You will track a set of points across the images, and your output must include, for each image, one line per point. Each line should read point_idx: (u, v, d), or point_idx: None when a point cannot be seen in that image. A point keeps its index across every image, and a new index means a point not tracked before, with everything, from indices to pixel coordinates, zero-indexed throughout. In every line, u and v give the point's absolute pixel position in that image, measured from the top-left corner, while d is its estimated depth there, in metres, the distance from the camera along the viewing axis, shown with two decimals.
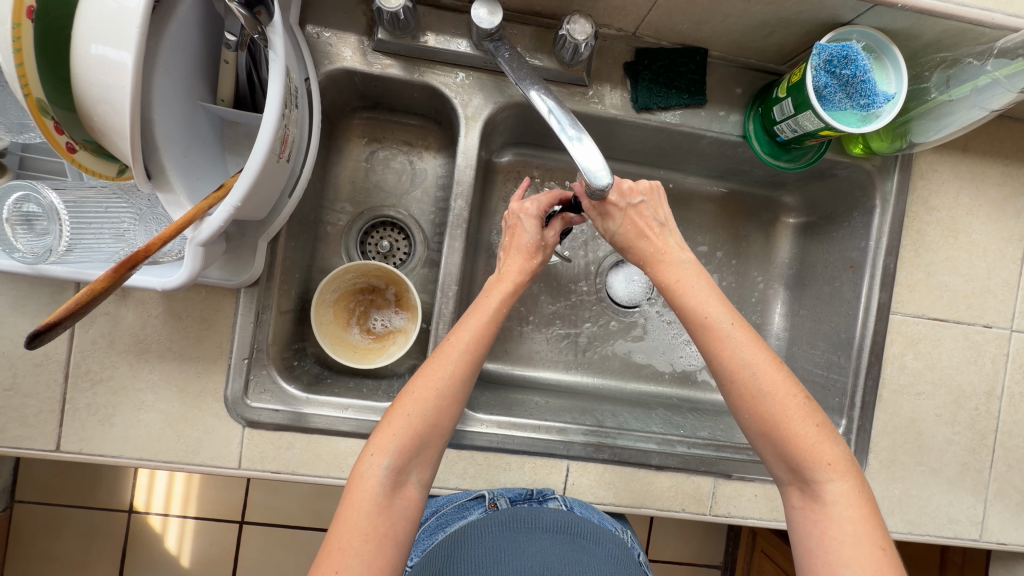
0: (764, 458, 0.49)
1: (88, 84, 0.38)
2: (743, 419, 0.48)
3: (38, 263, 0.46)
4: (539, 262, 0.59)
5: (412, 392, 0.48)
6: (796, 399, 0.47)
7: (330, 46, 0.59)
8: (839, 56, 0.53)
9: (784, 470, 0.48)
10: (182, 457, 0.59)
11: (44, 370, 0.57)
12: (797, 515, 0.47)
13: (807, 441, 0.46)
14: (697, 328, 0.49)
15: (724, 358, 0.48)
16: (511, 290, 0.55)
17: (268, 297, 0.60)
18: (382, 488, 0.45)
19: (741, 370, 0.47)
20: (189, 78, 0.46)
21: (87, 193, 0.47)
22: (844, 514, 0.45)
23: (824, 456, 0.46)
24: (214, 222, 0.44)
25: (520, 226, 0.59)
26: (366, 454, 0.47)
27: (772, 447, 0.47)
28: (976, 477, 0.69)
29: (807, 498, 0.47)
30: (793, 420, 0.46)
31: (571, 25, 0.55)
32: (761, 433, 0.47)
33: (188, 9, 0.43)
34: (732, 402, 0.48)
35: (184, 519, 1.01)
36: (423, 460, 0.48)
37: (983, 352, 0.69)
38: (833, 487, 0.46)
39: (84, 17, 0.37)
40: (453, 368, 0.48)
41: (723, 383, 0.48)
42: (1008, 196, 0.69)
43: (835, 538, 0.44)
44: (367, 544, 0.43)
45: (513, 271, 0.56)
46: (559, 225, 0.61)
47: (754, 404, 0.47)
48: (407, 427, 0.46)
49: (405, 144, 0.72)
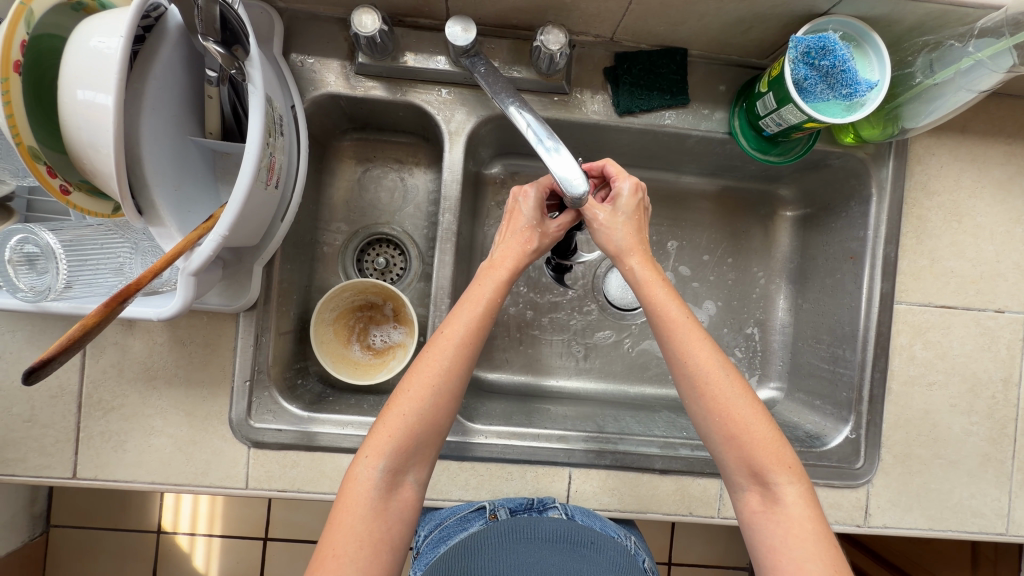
0: (721, 463, 0.48)
1: (78, 129, 0.40)
2: (708, 423, 0.47)
3: (40, 301, 0.48)
4: (536, 249, 0.55)
5: (407, 390, 0.47)
6: (756, 404, 0.47)
7: (314, 72, 0.61)
8: (817, 48, 0.52)
9: (743, 474, 0.47)
10: (192, 479, 0.61)
11: (59, 402, 0.60)
12: (758, 519, 0.46)
13: (769, 444, 0.46)
14: (674, 329, 0.48)
15: (701, 359, 0.47)
16: (506, 277, 0.53)
17: (266, 319, 0.62)
18: (378, 491, 0.46)
19: (714, 374, 0.47)
20: (178, 115, 0.48)
21: (84, 231, 0.50)
22: (803, 514, 0.45)
23: (784, 458, 0.46)
24: (203, 252, 0.45)
25: (518, 209, 0.57)
26: (361, 456, 0.47)
27: (738, 450, 0.47)
28: (998, 468, 0.66)
29: (767, 502, 0.46)
30: (757, 423, 0.47)
31: (544, 35, 0.55)
32: (728, 435, 0.47)
33: (169, 50, 0.46)
34: (701, 404, 0.47)
35: (211, 537, 1.03)
36: (421, 459, 0.48)
37: (996, 338, 0.67)
38: (791, 489, 0.46)
39: (71, 68, 0.39)
40: (449, 363, 0.48)
41: (693, 387, 0.47)
42: (1012, 175, 0.67)
43: (798, 536, 0.44)
44: (362, 549, 0.44)
45: (508, 258, 0.54)
46: (565, 218, 0.57)
47: (725, 407, 0.46)
48: (404, 428, 0.46)
49: (395, 161, 0.74)
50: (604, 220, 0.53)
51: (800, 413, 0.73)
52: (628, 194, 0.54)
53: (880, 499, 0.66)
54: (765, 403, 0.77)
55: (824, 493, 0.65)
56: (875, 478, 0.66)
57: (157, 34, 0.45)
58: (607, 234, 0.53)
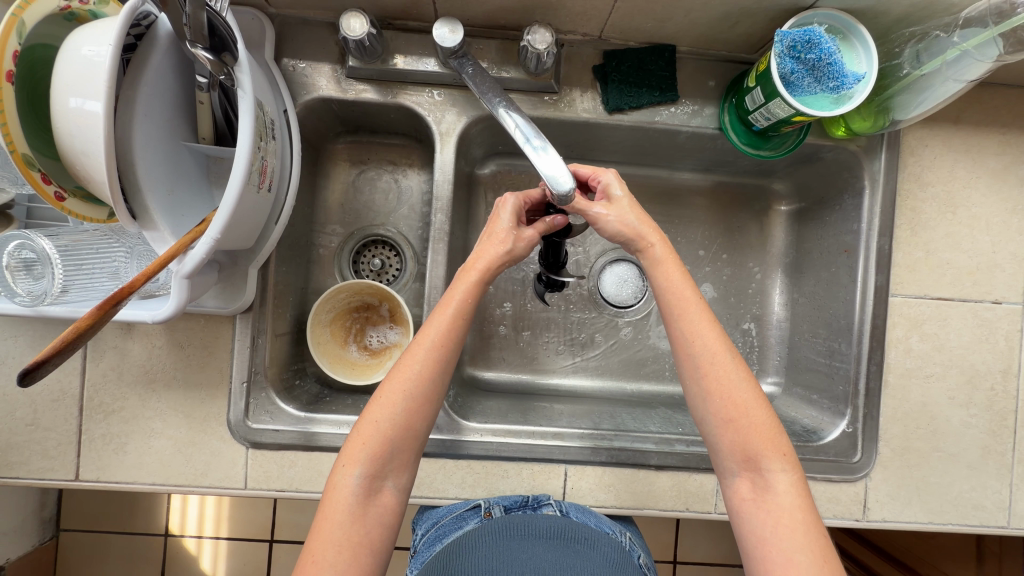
0: (714, 449, 0.48)
1: (70, 137, 0.40)
2: (707, 405, 0.47)
3: (37, 305, 0.49)
4: (516, 249, 0.53)
5: (381, 397, 0.48)
6: (756, 390, 0.47)
7: (306, 77, 0.62)
8: (803, 41, 0.52)
9: (736, 460, 0.47)
10: (191, 480, 0.62)
11: (61, 405, 0.61)
12: (747, 507, 0.47)
13: (764, 430, 0.47)
14: (686, 308, 0.48)
15: (708, 340, 0.47)
16: (477, 280, 0.51)
17: (262, 322, 0.62)
18: (355, 497, 0.46)
19: (721, 355, 0.47)
20: (170, 121, 0.48)
21: (81, 236, 0.51)
22: (793, 502, 0.45)
23: (779, 445, 0.47)
24: (196, 254, 0.46)
25: (497, 215, 0.55)
26: (338, 465, 0.48)
27: (734, 434, 0.47)
28: (999, 460, 0.66)
29: (757, 490, 0.46)
30: (756, 409, 0.47)
31: (531, 35, 0.56)
32: (726, 419, 0.47)
33: (161, 58, 0.47)
34: (703, 385, 0.47)
35: (218, 540, 1.04)
36: (398, 465, 0.48)
37: (994, 329, 0.66)
38: (783, 477, 0.46)
39: (62, 77, 0.40)
40: (420, 369, 0.48)
41: (698, 367, 0.48)
42: (1008, 165, 0.66)
43: (787, 525, 0.44)
44: (340, 554, 0.44)
45: (482, 259, 0.52)
46: (541, 227, 0.55)
47: (728, 389, 0.47)
48: (376, 434, 0.47)
49: (389, 163, 0.74)
50: (607, 208, 0.51)
51: (798, 408, 0.72)
52: (615, 183, 0.53)
53: (879, 493, 0.65)
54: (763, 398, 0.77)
55: (822, 487, 0.65)
56: (873, 472, 0.65)
57: (148, 42, 0.46)
58: (618, 220, 0.50)
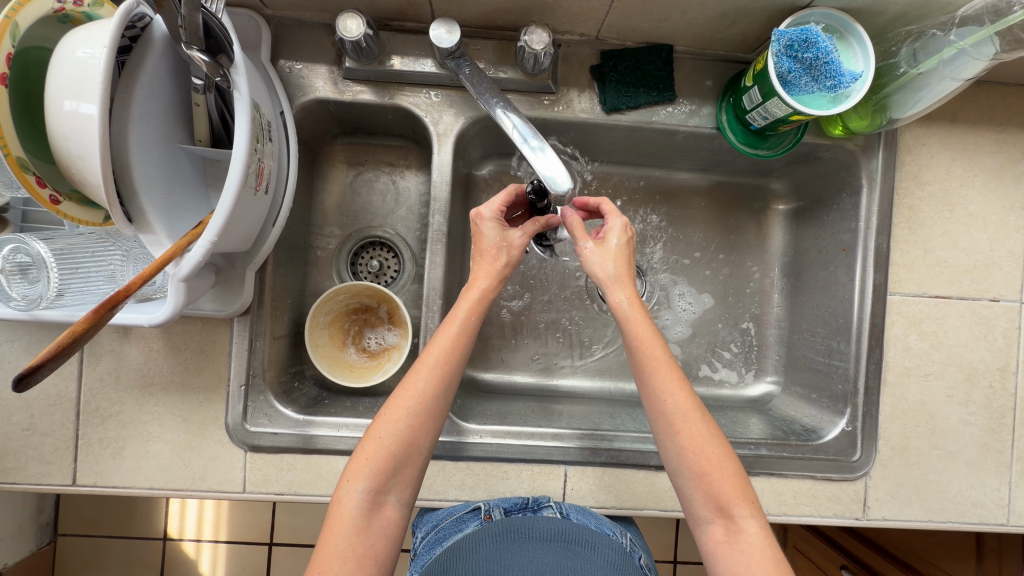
0: (687, 497, 0.48)
1: (65, 139, 0.40)
2: (679, 457, 0.48)
3: (33, 309, 0.49)
4: (507, 262, 0.54)
5: (385, 414, 0.48)
6: (723, 444, 0.48)
7: (303, 78, 0.61)
8: (800, 40, 0.51)
9: (709, 507, 0.47)
10: (190, 484, 0.61)
11: (58, 410, 0.60)
12: (721, 550, 0.46)
13: (734, 480, 0.47)
14: (656, 368, 0.49)
15: (679, 398, 0.48)
16: (478, 298, 0.52)
17: (259, 324, 0.62)
18: (359, 511, 0.46)
19: (691, 412, 0.48)
20: (166, 123, 0.48)
21: (76, 240, 0.51)
22: (764, 543, 0.46)
23: (747, 492, 0.47)
24: (192, 257, 0.46)
25: (479, 232, 0.55)
26: (343, 480, 0.47)
27: (706, 485, 0.47)
28: (997, 458, 0.66)
29: (730, 533, 0.46)
30: (726, 460, 0.48)
31: (528, 35, 0.56)
32: (699, 471, 0.47)
33: (156, 59, 0.46)
34: (676, 440, 0.48)
35: (216, 543, 1.04)
36: (402, 480, 0.48)
37: (992, 327, 0.67)
38: (753, 521, 0.46)
39: (57, 80, 0.40)
40: (424, 386, 0.48)
41: (671, 424, 0.48)
42: (1004, 163, 0.66)
43: (760, 564, 0.45)
44: (345, 565, 0.44)
45: (481, 278, 0.53)
46: (530, 227, 0.55)
47: (699, 444, 0.47)
48: (381, 449, 0.47)
49: (387, 165, 0.74)
50: (594, 249, 0.53)
51: (797, 407, 0.72)
52: (618, 232, 0.54)
53: (878, 492, 0.65)
54: (762, 397, 0.77)
55: (822, 487, 0.65)
56: (873, 470, 0.65)
57: (143, 44, 0.46)
58: (599, 263, 0.53)
